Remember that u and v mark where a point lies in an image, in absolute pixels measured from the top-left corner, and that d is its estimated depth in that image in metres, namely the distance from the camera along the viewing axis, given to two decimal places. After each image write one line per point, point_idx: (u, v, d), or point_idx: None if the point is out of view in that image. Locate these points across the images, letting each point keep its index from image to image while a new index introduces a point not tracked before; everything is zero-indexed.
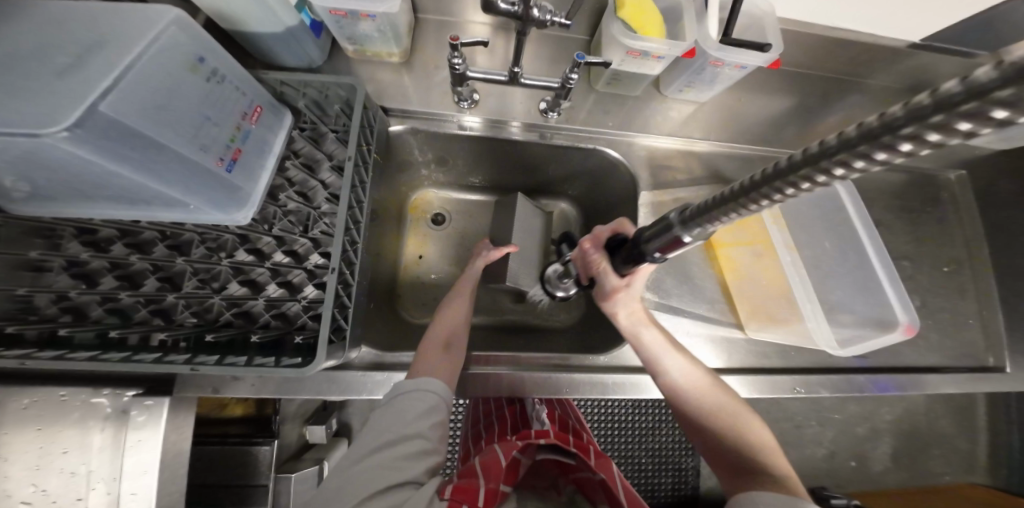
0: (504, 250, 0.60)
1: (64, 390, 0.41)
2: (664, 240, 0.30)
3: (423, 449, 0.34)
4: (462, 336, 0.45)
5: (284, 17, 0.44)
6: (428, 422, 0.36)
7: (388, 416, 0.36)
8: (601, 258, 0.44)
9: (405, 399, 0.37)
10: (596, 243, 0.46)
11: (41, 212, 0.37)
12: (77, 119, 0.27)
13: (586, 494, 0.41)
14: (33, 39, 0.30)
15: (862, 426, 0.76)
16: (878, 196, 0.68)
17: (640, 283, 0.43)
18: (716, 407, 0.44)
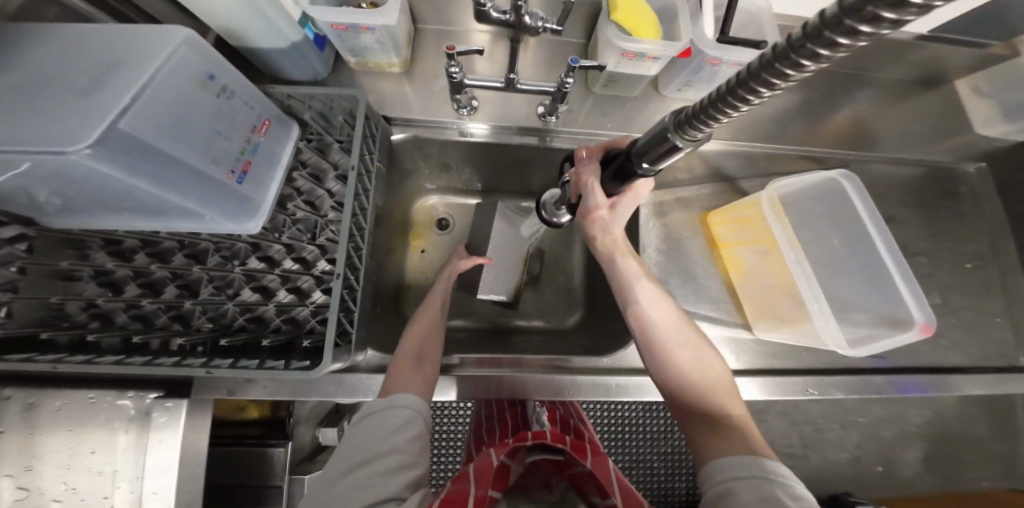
0: (477, 260, 0.59)
1: (92, 392, 0.43)
2: (657, 151, 0.32)
3: (399, 464, 0.35)
4: (434, 349, 0.47)
5: (288, 32, 0.47)
6: (404, 437, 0.37)
7: (369, 429, 0.38)
8: (592, 172, 0.43)
9: (378, 417, 0.39)
10: (592, 152, 0.44)
11: (70, 223, 0.40)
12: (99, 136, 0.28)
13: (579, 490, 0.42)
14: (58, 62, 0.32)
15: (890, 430, 0.69)
16: (890, 191, 0.66)
17: (622, 205, 0.46)
18: (683, 348, 0.43)
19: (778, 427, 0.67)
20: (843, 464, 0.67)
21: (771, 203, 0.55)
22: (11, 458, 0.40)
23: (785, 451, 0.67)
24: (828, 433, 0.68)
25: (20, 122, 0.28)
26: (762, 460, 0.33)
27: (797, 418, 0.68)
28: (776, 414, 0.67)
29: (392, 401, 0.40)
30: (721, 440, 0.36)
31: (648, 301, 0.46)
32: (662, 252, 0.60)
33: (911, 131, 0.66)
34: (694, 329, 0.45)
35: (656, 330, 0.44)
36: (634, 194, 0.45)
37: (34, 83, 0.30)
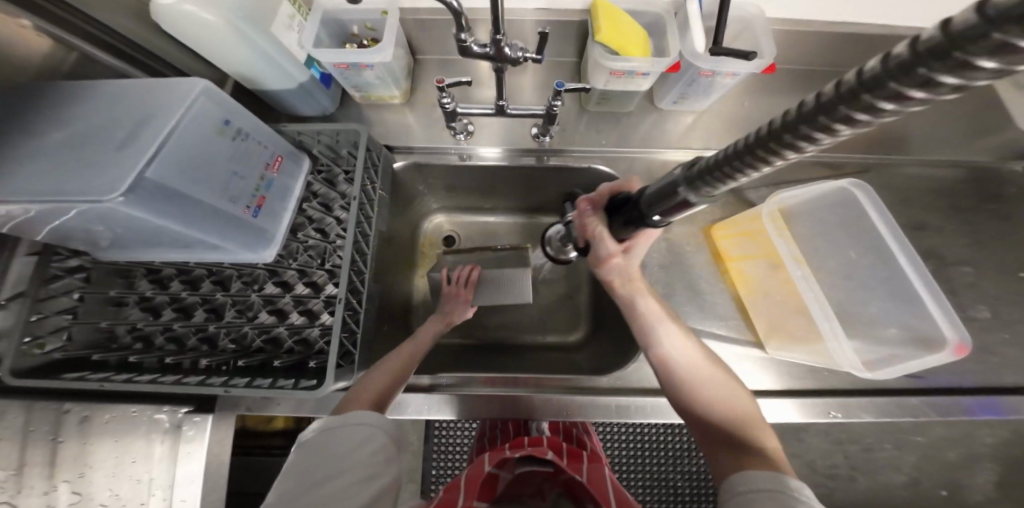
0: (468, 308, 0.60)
1: (134, 407, 0.48)
2: (668, 204, 0.31)
3: (367, 475, 0.36)
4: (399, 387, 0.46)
5: (295, 73, 0.51)
6: (364, 452, 0.38)
7: (320, 445, 0.38)
8: (597, 221, 0.45)
9: (331, 434, 0.39)
10: (592, 203, 0.46)
11: (119, 255, 0.46)
12: (128, 186, 0.32)
13: (572, 497, 0.44)
14: (97, 114, 0.36)
15: (955, 450, 0.57)
16: (920, 195, 0.61)
17: (639, 250, 0.46)
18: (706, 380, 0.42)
19: (821, 445, 0.58)
20: (903, 492, 0.57)
21: (772, 216, 0.53)
22: (68, 465, 0.45)
23: (827, 472, 0.58)
24: (880, 453, 0.58)
25: (62, 173, 0.32)
26: (785, 477, 0.33)
27: (842, 435, 0.58)
28: (817, 433, 0.58)
29: (346, 420, 0.39)
30: (745, 458, 0.36)
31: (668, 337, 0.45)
32: (664, 268, 0.59)
33: (934, 132, 0.62)
34: (712, 359, 0.44)
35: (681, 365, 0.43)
36: (646, 236, 0.45)
37: (76, 136, 0.34)
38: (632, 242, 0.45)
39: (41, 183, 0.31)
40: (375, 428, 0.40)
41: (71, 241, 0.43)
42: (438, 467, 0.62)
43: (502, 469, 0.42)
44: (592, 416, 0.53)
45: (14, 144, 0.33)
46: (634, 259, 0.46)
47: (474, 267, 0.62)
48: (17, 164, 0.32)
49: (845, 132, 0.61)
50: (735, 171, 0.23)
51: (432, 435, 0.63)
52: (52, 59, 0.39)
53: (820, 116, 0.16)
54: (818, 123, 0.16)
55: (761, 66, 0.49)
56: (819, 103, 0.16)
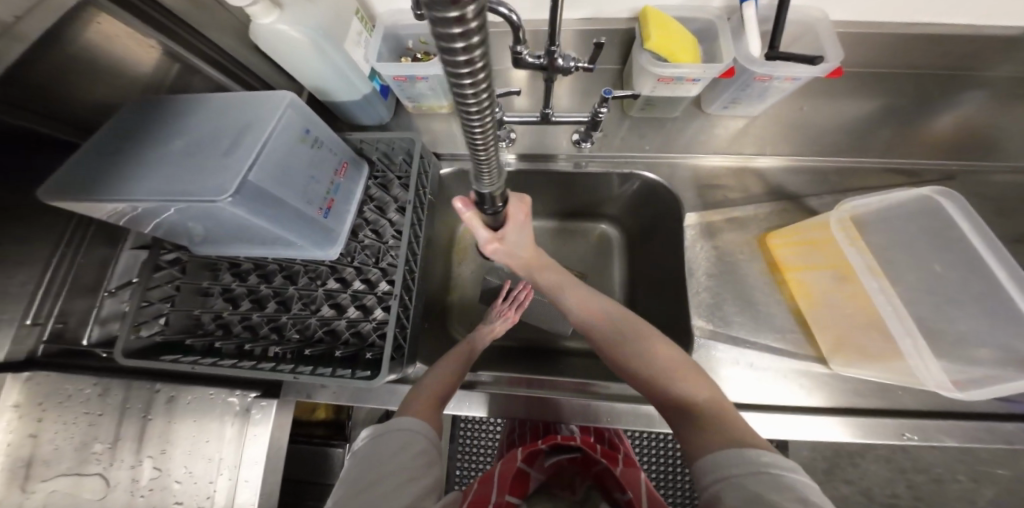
0: (511, 321, 0.63)
1: (211, 389, 0.52)
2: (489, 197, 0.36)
3: (407, 479, 0.36)
4: (449, 394, 0.49)
5: (359, 85, 0.56)
6: (405, 456, 0.38)
7: (364, 460, 0.39)
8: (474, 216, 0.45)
9: (381, 441, 0.40)
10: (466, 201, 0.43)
11: (211, 249, 0.52)
12: (236, 188, 0.36)
13: (601, 486, 0.42)
14: (207, 126, 0.41)
15: None
16: (1013, 207, 0.55)
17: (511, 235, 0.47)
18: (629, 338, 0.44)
19: (879, 474, 0.53)
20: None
21: (843, 225, 0.50)
22: (153, 441, 0.49)
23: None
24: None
25: (181, 176, 0.37)
26: (745, 449, 0.29)
27: (905, 463, 0.52)
28: (874, 458, 0.52)
29: (395, 425, 0.41)
30: (706, 434, 0.33)
31: (576, 303, 0.51)
32: (713, 276, 0.57)
33: (1015, 137, 0.57)
34: (631, 320, 0.47)
35: (596, 325, 0.48)
36: (514, 221, 0.45)
37: (191, 144, 0.40)
38: (505, 230, 0.46)
39: (165, 185, 0.36)
40: (417, 434, 0.41)
41: (173, 234, 0.48)
42: (463, 467, 0.62)
43: (532, 466, 0.42)
44: (630, 424, 0.52)
45: (144, 152, 0.39)
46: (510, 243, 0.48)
47: (529, 292, 0.66)
48: (145, 168, 0.38)
49: (908, 137, 0.58)
50: (484, 148, 0.23)
51: (458, 434, 0.64)
52: (157, 74, 0.45)
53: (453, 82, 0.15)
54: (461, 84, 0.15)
55: (826, 70, 0.47)
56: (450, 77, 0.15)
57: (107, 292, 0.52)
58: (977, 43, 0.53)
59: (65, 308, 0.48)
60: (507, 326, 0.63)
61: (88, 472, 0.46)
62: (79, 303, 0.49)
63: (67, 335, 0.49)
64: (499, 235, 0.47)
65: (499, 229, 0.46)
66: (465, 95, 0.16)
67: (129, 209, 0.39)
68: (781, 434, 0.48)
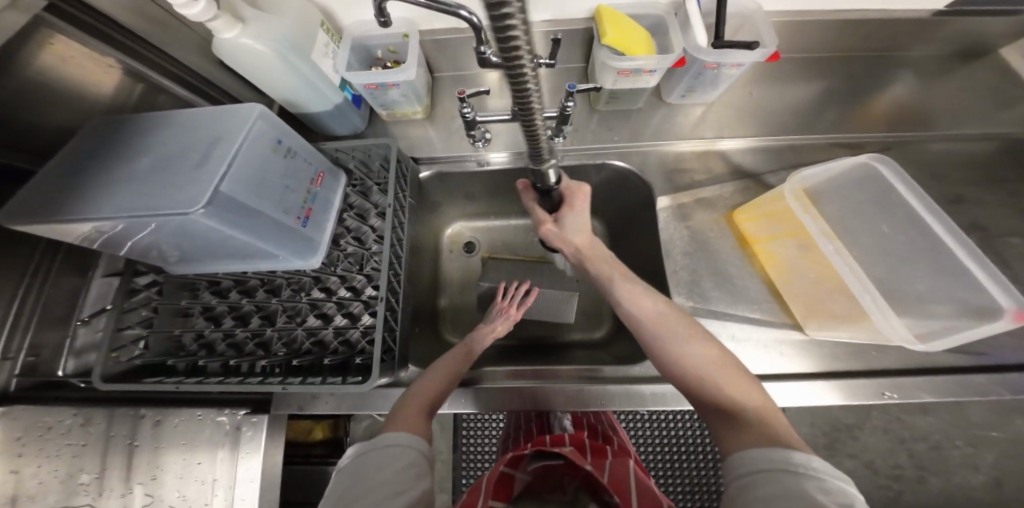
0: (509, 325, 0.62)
1: (200, 410, 0.51)
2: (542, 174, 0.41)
3: (394, 491, 0.36)
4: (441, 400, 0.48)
5: (331, 95, 0.57)
6: (389, 469, 0.38)
7: (351, 476, 0.39)
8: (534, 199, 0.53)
9: (370, 455, 0.40)
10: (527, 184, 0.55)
11: (187, 268, 0.52)
12: (208, 199, 0.37)
13: (590, 489, 0.42)
14: (175, 143, 0.42)
15: None
16: (954, 171, 0.60)
17: (568, 218, 0.50)
18: (672, 336, 0.42)
19: (879, 445, 0.56)
20: (981, 493, 0.54)
21: (796, 195, 0.53)
22: (142, 468, 0.48)
23: (891, 473, 0.56)
24: (950, 452, 0.55)
25: (151, 193, 0.37)
26: (789, 452, 0.29)
27: (903, 433, 0.55)
28: (872, 430, 0.56)
29: (382, 441, 0.41)
30: (746, 435, 0.33)
31: (626, 296, 0.46)
32: (689, 256, 0.60)
33: (949, 106, 0.62)
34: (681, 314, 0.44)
35: (644, 322, 0.44)
36: (570, 205, 0.50)
37: (160, 161, 0.40)
38: (562, 213, 0.51)
39: (135, 201, 0.37)
40: (409, 449, 0.40)
41: (147, 256, 0.48)
42: (468, 475, 0.62)
43: (517, 470, 0.42)
44: (624, 406, 0.54)
45: (113, 173, 0.39)
46: (567, 226, 0.51)
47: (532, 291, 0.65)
48: (114, 188, 0.38)
49: (853, 113, 0.62)
50: (520, 86, 0.24)
51: (460, 443, 0.64)
52: (120, 94, 0.45)
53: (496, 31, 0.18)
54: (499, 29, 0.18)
55: (765, 54, 0.51)
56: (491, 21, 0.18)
57: (79, 321, 0.51)
58: (901, 25, 0.58)
59: (35, 341, 0.47)
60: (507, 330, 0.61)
61: (76, 503, 0.45)
62: (52, 334, 0.48)
63: (42, 367, 0.48)
64: (553, 217, 0.52)
65: (554, 211, 0.52)
66: (516, 55, 0.21)
67: (104, 230, 0.39)
68: None
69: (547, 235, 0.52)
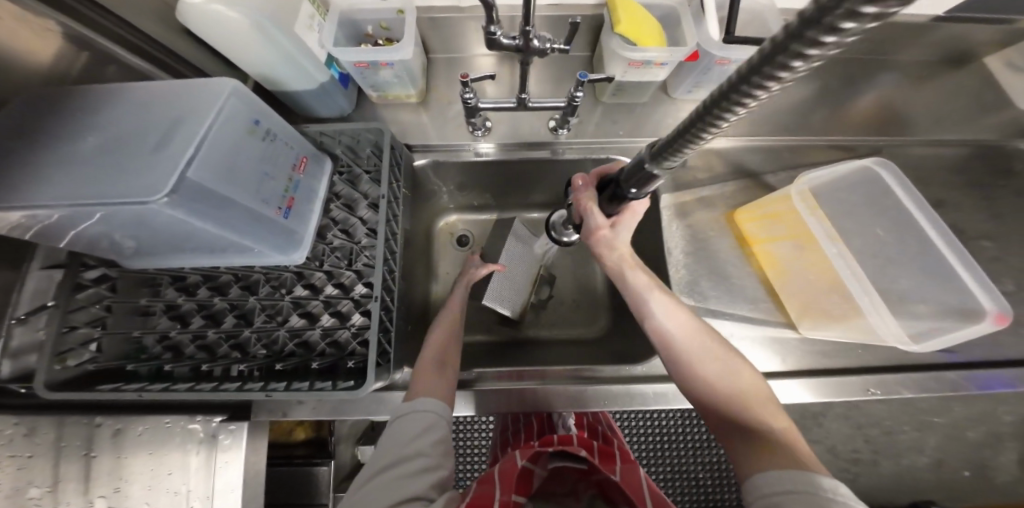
0: (491, 267, 0.62)
1: (167, 418, 0.49)
2: (641, 177, 0.34)
3: (424, 465, 0.37)
4: (455, 357, 0.48)
5: (317, 74, 0.52)
6: (427, 440, 0.40)
7: (391, 441, 0.41)
8: (590, 198, 0.45)
9: (402, 422, 0.42)
10: (587, 182, 0.47)
11: (146, 263, 0.46)
12: (173, 186, 0.33)
13: (606, 498, 0.43)
14: (130, 121, 0.37)
15: (974, 430, 0.60)
16: (936, 175, 0.62)
17: (625, 224, 0.47)
18: (704, 356, 0.43)
19: (840, 431, 0.61)
20: (926, 473, 0.60)
21: (803, 197, 0.53)
22: (103, 480, 0.46)
23: (850, 457, 0.61)
24: (899, 437, 0.60)
25: (104, 179, 0.33)
26: (815, 476, 0.31)
27: (861, 419, 0.61)
28: (835, 417, 0.61)
29: (414, 406, 0.42)
30: (768, 453, 0.34)
31: (663, 311, 0.45)
32: (689, 254, 0.59)
33: (939, 110, 0.63)
34: (714, 338, 0.44)
35: (678, 341, 0.44)
36: (632, 212, 0.46)
37: (114, 143, 0.35)
38: (620, 218, 0.46)
39: (84, 188, 0.32)
40: (439, 418, 0.41)
41: (97, 249, 0.43)
42: (460, 471, 0.62)
43: (536, 465, 0.41)
44: (616, 406, 0.53)
45: (53, 157, 0.34)
46: (621, 234, 0.47)
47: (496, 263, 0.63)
48: (57, 172, 0.33)
49: (852, 114, 0.62)
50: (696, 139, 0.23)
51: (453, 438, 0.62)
52: (60, 65, 0.38)
53: (777, 55, 0.14)
54: (803, 42, 0.12)
55: None
56: (774, 46, 0.14)
57: (14, 320, 0.44)
58: (900, 29, 0.59)
59: None
60: (494, 271, 0.61)
61: None
62: None
63: None
64: (610, 221, 0.47)
65: (613, 216, 0.46)
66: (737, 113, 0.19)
67: (39, 218, 0.33)
68: None
69: (601, 243, 0.48)
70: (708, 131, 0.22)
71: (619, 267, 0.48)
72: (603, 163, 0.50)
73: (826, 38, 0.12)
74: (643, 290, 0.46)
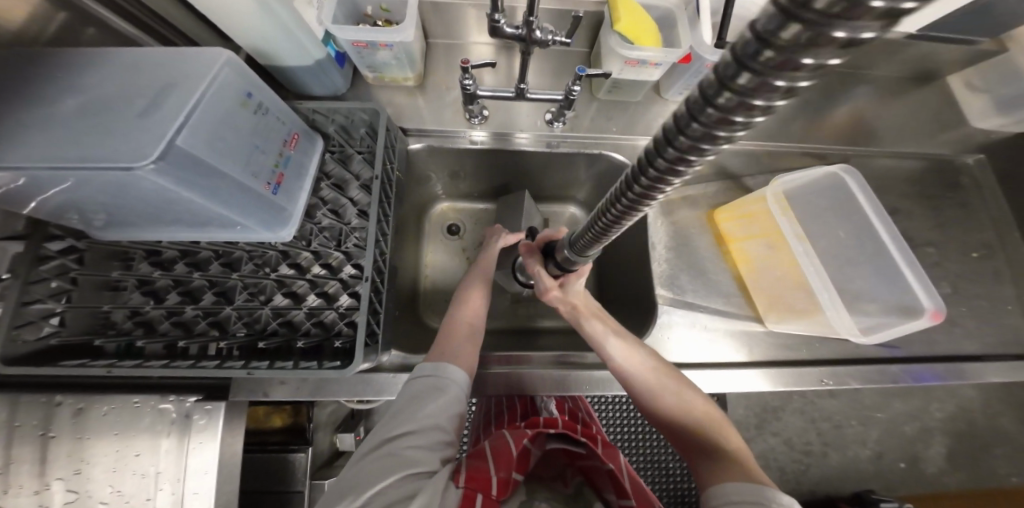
0: (519, 235, 0.65)
1: (137, 398, 0.47)
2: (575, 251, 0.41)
3: (438, 440, 0.40)
4: (481, 329, 0.53)
5: (313, 50, 0.51)
6: (447, 414, 0.42)
7: (403, 409, 0.42)
8: (534, 263, 0.55)
9: (422, 382, 0.44)
10: (530, 249, 0.57)
11: (119, 235, 0.44)
12: (160, 153, 0.31)
13: (593, 485, 0.44)
14: (113, 85, 0.35)
15: (912, 425, 0.68)
16: (894, 185, 0.68)
17: (570, 283, 0.52)
18: (662, 390, 0.45)
19: (797, 425, 0.66)
20: (865, 463, 0.66)
21: (776, 198, 0.57)
22: (62, 462, 0.44)
23: (803, 448, 0.66)
24: (847, 430, 0.67)
25: (86, 143, 0.32)
26: (763, 487, 0.34)
27: (814, 414, 0.67)
28: (793, 411, 0.66)
29: (443, 369, 0.45)
30: (724, 469, 0.38)
31: (617, 351, 0.48)
32: (672, 250, 0.62)
33: (902, 126, 0.69)
34: (667, 368, 0.47)
35: (637, 379, 0.46)
36: (578, 273, 0.51)
37: (97, 106, 0.34)
38: (566, 279, 0.52)
39: (62, 150, 0.31)
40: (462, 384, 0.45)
41: (64, 218, 0.40)
42: None
43: (534, 446, 0.43)
44: (591, 391, 0.55)
45: (26, 118, 0.32)
46: (570, 289, 0.53)
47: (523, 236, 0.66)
48: (33, 133, 0.32)
49: (828, 123, 0.66)
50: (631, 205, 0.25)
51: None
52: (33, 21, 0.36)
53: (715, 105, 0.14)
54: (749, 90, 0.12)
55: None
56: (690, 109, 0.15)
57: None
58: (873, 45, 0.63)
59: None
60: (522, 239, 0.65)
61: None
62: None
63: None
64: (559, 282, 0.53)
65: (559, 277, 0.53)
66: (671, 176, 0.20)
67: (3, 181, 0.32)
68: (727, 386, 0.54)
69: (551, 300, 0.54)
70: (644, 198, 0.24)
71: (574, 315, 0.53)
72: (549, 229, 0.57)
73: (753, 101, 0.13)
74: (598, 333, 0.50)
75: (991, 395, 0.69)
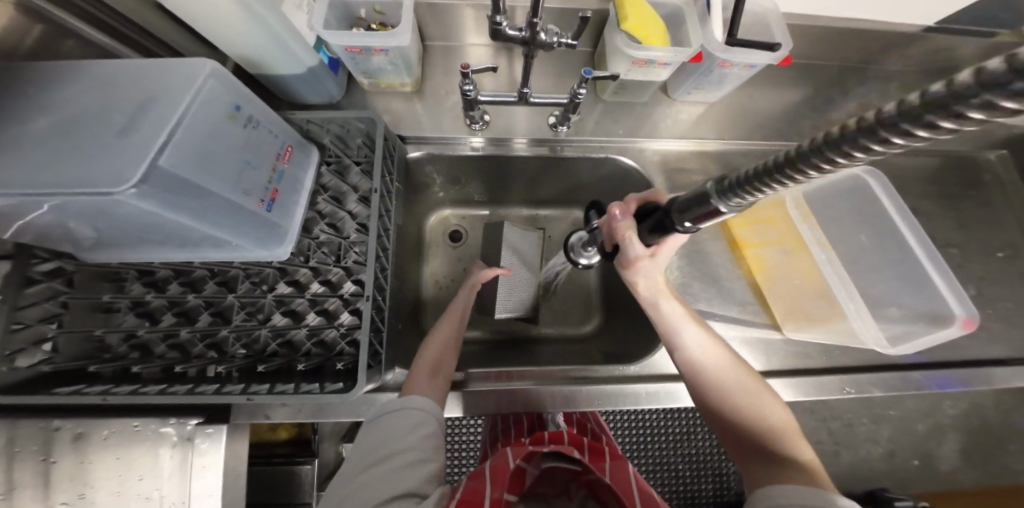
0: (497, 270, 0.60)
1: (135, 421, 0.45)
2: (697, 211, 0.31)
3: (418, 459, 0.38)
4: (450, 362, 0.49)
5: (303, 56, 0.48)
6: (417, 435, 0.40)
7: (380, 435, 0.41)
8: (630, 225, 0.41)
9: (393, 418, 0.42)
10: (626, 209, 0.43)
11: (108, 256, 0.42)
12: (142, 175, 0.29)
13: (599, 499, 0.43)
14: (91, 102, 0.33)
15: (923, 422, 0.65)
16: (912, 184, 0.65)
17: (664, 253, 0.42)
18: (735, 390, 0.42)
19: (806, 424, 0.64)
20: (881, 465, 0.63)
21: (796, 203, 0.56)
22: (65, 485, 0.42)
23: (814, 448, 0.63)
24: (859, 428, 0.64)
25: (66, 166, 0.29)
26: (831, 498, 0.32)
27: (825, 414, 0.64)
28: (801, 410, 0.64)
29: (407, 402, 0.43)
30: (782, 473, 0.36)
31: (696, 341, 0.45)
32: (684, 256, 0.60)
33: None
34: (744, 367, 0.45)
35: (709, 371, 0.43)
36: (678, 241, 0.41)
37: (75, 126, 0.31)
38: (659, 250, 0.42)
39: (36, 176, 0.29)
40: (426, 413, 0.42)
41: (51, 240, 0.38)
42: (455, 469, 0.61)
43: (529, 464, 0.41)
44: (600, 405, 0.53)
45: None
46: (660, 262, 0.43)
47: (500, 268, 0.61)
48: (7, 155, 0.29)
49: (843, 120, 0.63)
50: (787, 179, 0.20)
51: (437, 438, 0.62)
52: (10, 35, 0.33)
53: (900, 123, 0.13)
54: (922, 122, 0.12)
55: (779, 58, 0.51)
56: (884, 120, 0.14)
57: None
58: (889, 39, 0.60)
59: None
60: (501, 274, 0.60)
61: None
62: None
63: None
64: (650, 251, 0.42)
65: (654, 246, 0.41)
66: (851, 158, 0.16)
67: None
68: None
69: (639, 272, 0.43)
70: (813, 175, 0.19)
71: (654, 296, 0.46)
72: (646, 190, 0.45)
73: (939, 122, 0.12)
74: (676, 318, 0.45)
75: (1010, 394, 0.67)
